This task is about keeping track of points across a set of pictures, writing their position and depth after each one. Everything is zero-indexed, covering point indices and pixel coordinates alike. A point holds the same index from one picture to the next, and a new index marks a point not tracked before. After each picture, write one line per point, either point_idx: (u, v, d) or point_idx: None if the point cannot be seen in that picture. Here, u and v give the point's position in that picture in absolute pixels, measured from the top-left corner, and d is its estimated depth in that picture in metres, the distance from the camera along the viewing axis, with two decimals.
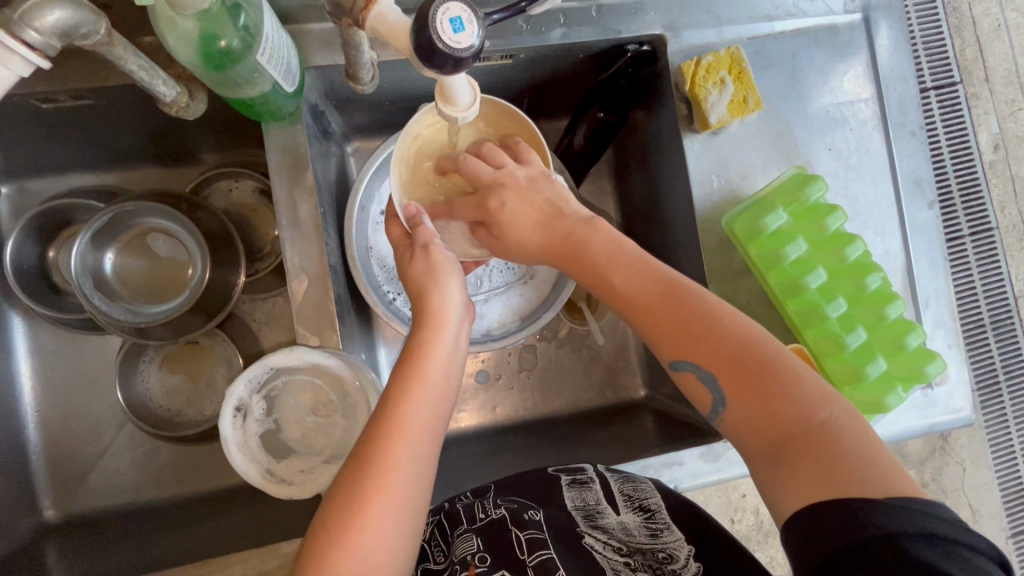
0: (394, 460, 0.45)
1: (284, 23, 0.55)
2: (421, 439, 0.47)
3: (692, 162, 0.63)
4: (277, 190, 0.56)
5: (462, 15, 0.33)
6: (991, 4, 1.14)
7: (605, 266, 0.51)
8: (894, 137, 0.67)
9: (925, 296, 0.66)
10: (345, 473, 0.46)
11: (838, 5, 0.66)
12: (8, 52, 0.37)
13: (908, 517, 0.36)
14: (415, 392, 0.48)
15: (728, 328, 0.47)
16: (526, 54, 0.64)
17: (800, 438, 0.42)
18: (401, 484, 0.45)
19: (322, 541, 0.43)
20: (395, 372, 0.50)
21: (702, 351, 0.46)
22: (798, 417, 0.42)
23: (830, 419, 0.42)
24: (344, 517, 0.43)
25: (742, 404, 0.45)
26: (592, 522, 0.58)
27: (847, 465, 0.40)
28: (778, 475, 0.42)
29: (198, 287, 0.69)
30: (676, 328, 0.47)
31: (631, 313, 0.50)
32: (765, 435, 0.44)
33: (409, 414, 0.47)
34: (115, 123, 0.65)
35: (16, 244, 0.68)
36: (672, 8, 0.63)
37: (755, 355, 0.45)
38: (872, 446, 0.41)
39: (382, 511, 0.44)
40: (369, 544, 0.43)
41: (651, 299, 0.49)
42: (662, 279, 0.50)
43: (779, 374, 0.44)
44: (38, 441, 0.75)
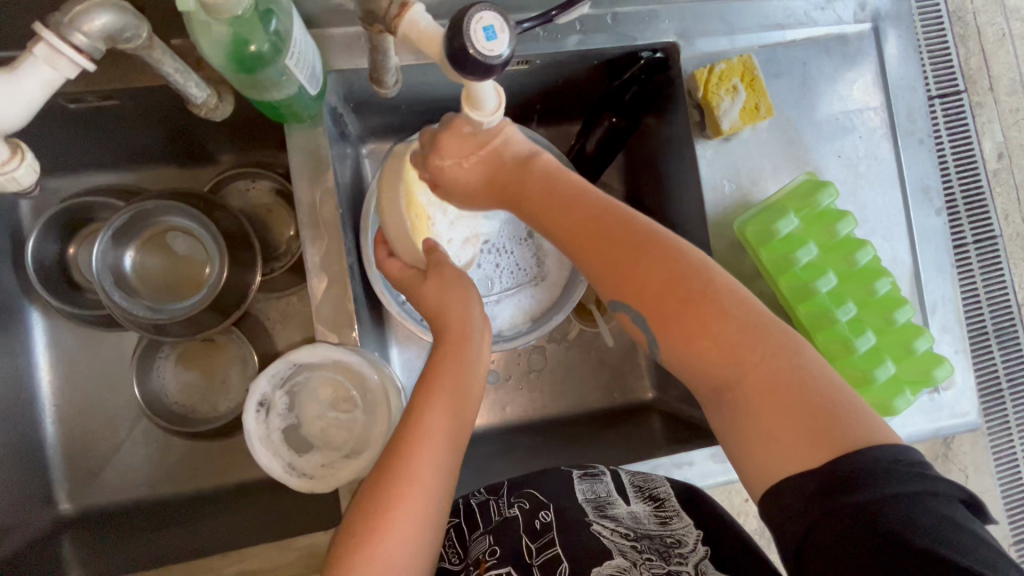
0: (418, 465, 0.47)
1: (309, 28, 0.57)
2: (444, 444, 0.49)
3: (704, 167, 0.64)
4: (299, 191, 0.57)
5: (495, 23, 0.34)
6: (996, 14, 1.15)
7: (542, 207, 0.52)
8: (903, 145, 0.68)
9: (932, 302, 0.67)
10: (372, 479, 0.47)
11: (848, 14, 0.67)
12: (58, 52, 0.39)
13: (889, 478, 0.38)
14: (437, 399, 0.50)
15: (660, 262, 0.47)
16: (543, 60, 0.65)
17: (738, 389, 0.44)
18: (425, 489, 0.46)
19: (350, 546, 0.44)
20: (419, 380, 0.52)
21: (632, 290, 0.47)
22: (735, 367, 0.44)
23: (763, 361, 0.44)
24: (372, 521, 0.44)
25: (678, 346, 0.46)
26: (602, 512, 0.58)
27: (786, 418, 0.42)
28: (731, 431, 0.45)
29: (215, 286, 0.69)
30: (609, 267, 0.48)
31: (568, 250, 0.51)
32: (707, 383, 0.46)
33: (432, 420, 0.49)
34: (138, 123, 0.66)
35: (38, 241, 0.69)
36: (686, 16, 0.65)
37: (687, 291, 0.46)
38: (819, 400, 0.42)
39: (407, 515, 0.45)
40: (395, 549, 0.44)
41: (584, 236, 0.49)
42: (595, 213, 0.49)
43: (712, 312, 0.45)
44: (54, 435, 0.76)
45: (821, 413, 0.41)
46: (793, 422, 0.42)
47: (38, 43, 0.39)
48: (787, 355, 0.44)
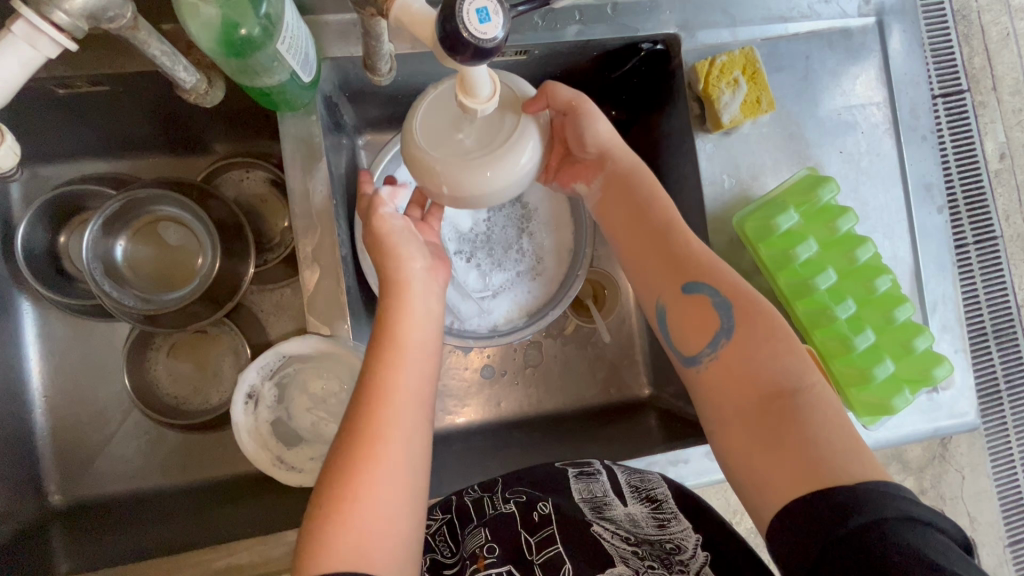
0: (382, 426, 0.47)
1: (302, 13, 0.56)
2: (407, 400, 0.49)
3: (704, 162, 0.64)
4: (291, 180, 0.56)
5: (488, 6, 0.33)
6: (1000, 13, 1.14)
7: (633, 216, 0.59)
8: (905, 142, 0.67)
9: (932, 300, 0.66)
10: (337, 445, 0.47)
11: (852, 8, 0.66)
12: (37, 31, 0.38)
13: (882, 502, 0.39)
14: (394, 357, 0.50)
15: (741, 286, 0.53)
16: (541, 50, 0.64)
17: (789, 399, 0.47)
18: (392, 451, 0.46)
19: (321, 515, 0.44)
20: (370, 343, 0.51)
21: (717, 282, 0.53)
22: (791, 381, 0.48)
23: (818, 385, 0.48)
24: (340, 487, 0.44)
25: (742, 345, 0.50)
26: (600, 513, 0.57)
27: (824, 434, 0.45)
28: (756, 451, 0.47)
29: (207, 277, 0.69)
30: (692, 264, 0.54)
31: (647, 250, 0.57)
32: (749, 393, 0.49)
33: (389, 377, 0.49)
34: (130, 110, 0.65)
35: (28, 228, 0.68)
36: (687, 7, 0.64)
37: (759, 309, 0.51)
38: (842, 425, 0.46)
39: (377, 477, 0.45)
40: (367, 515, 0.44)
41: (672, 239, 0.56)
42: (686, 229, 0.57)
43: (781, 334, 0.50)
44: (44, 426, 0.75)
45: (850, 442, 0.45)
46: (831, 438, 0.45)
47: (16, 21, 0.37)
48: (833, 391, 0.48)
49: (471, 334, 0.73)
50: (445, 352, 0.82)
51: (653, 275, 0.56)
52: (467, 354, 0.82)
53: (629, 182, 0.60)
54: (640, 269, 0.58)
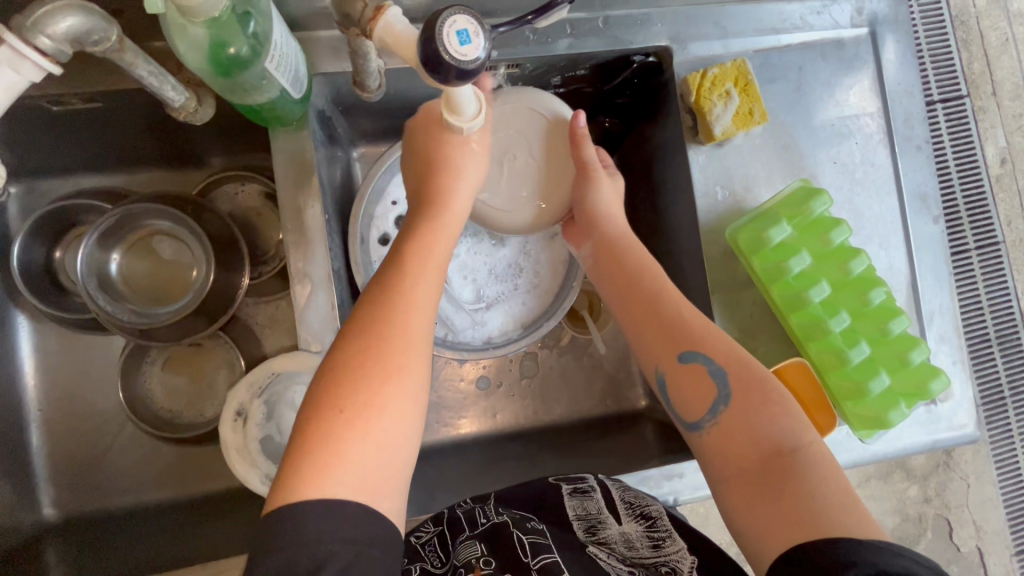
0: (408, 339, 0.48)
1: (292, 29, 0.56)
2: (428, 321, 0.50)
3: (697, 174, 0.63)
4: (282, 195, 0.57)
5: (469, 27, 0.33)
6: (999, 18, 1.14)
7: (627, 284, 0.61)
8: (900, 151, 0.66)
9: (930, 311, 0.65)
10: (355, 350, 0.46)
11: (845, 19, 0.66)
12: (19, 56, 0.38)
13: (878, 555, 0.40)
14: (424, 273, 0.51)
15: (732, 353, 0.54)
16: (533, 63, 0.64)
17: (788, 458, 0.48)
18: (417, 367, 0.47)
19: (338, 420, 0.43)
20: (398, 253, 0.52)
21: (711, 349, 0.54)
22: (788, 440, 0.49)
23: (815, 443, 0.48)
24: (362, 394, 0.44)
25: (740, 408, 0.51)
26: (594, 533, 0.57)
27: (821, 489, 0.45)
28: (757, 512, 0.47)
29: (201, 290, 0.70)
30: (687, 331, 0.55)
31: (644, 319, 0.58)
32: (749, 454, 0.49)
33: (419, 292, 0.50)
34: (123, 125, 0.66)
35: (24, 243, 0.68)
36: (679, 19, 0.64)
37: (754, 375, 0.52)
38: (839, 479, 0.46)
39: (397, 390, 0.45)
40: (388, 425, 0.44)
41: (666, 308, 0.57)
42: (676, 295, 0.58)
43: (773, 395, 0.51)
44: (39, 440, 0.75)
45: (847, 501, 0.45)
46: (829, 495, 0.45)
47: None
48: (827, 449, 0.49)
49: (465, 347, 0.74)
50: (439, 364, 0.81)
51: (654, 344, 0.57)
52: (462, 365, 0.82)
53: (617, 249, 0.63)
54: (638, 338, 0.59)
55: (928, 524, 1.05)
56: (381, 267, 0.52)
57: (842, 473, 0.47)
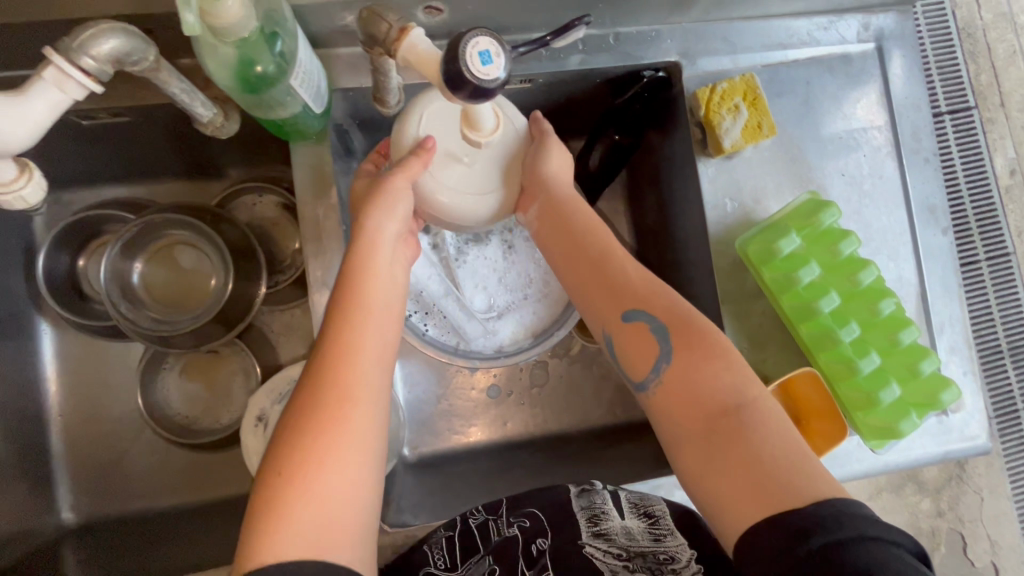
0: (347, 389, 0.47)
1: (315, 46, 0.58)
2: (372, 368, 0.49)
3: (706, 186, 0.64)
4: (303, 207, 0.58)
5: (491, 49, 0.34)
6: (1006, 30, 1.14)
7: (574, 245, 0.60)
8: (908, 164, 0.67)
9: (940, 322, 0.66)
10: (296, 409, 0.46)
11: (851, 35, 0.68)
12: (64, 76, 0.40)
13: (834, 526, 0.39)
14: (360, 318, 0.50)
15: (677, 312, 0.54)
16: (545, 79, 0.65)
17: (733, 416, 0.48)
18: (362, 414, 0.46)
19: (278, 483, 0.43)
20: (334, 302, 0.51)
21: (657, 308, 0.54)
22: (733, 398, 0.49)
23: (761, 398, 0.49)
24: (300, 454, 0.44)
25: (683, 365, 0.51)
26: (597, 524, 0.59)
27: (769, 448, 0.46)
28: (710, 477, 0.47)
29: (220, 298, 0.71)
30: (634, 291, 0.56)
31: (593, 281, 0.58)
32: (697, 413, 0.49)
33: (355, 338, 0.49)
34: (147, 137, 0.68)
35: (50, 253, 0.70)
36: (688, 35, 0.65)
37: (696, 328, 0.52)
38: (786, 434, 0.47)
39: (338, 443, 0.45)
40: (335, 480, 0.44)
41: (613, 268, 0.58)
42: (622, 253, 0.59)
43: (716, 350, 0.51)
44: (59, 444, 0.76)
45: (795, 464, 0.45)
46: (777, 453, 0.45)
47: (47, 67, 0.40)
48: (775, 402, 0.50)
49: (477, 355, 0.76)
50: (450, 372, 0.82)
51: (602, 304, 0.57)
52: (473, 374, 0.83)
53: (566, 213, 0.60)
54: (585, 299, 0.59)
55: (942, 538, 1.04)
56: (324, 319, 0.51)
57: (790, 428, 0.48)
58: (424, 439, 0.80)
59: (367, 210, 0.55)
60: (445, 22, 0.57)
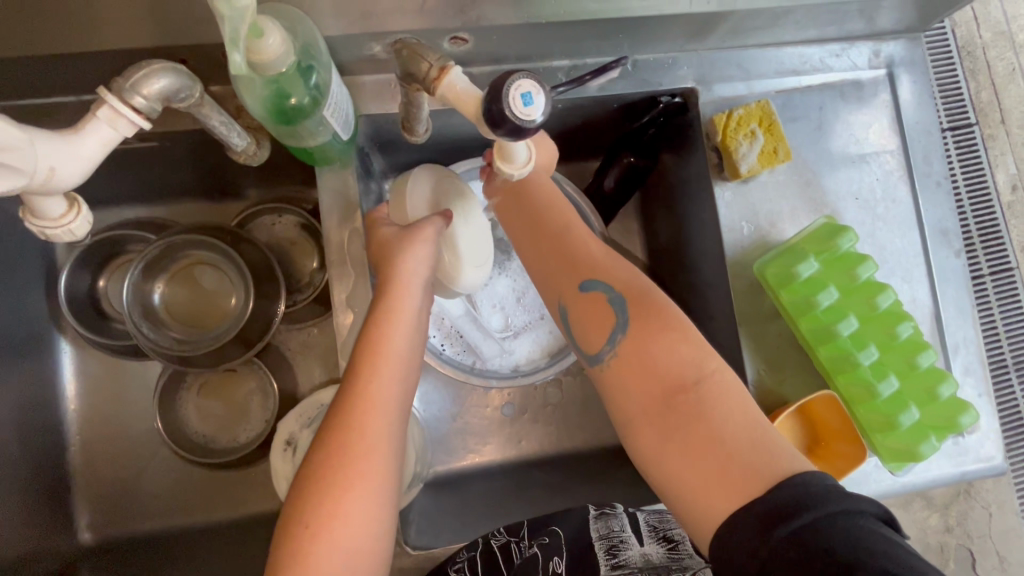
0: (368, 441, 0.47)
1: (341, 74, 0.59)
2: (392, 417, 0.49)
3: (723, 210, 0.65)
4: (328, 231, 0.59)
5: (532, 90, 0.36)
6: (1004, 49, 1.16)
7: (529, 219, 0.62)
8: (919, 188, 0.68)
9: (954, 343, 0.67)
10: (319, 458, 0.46)
11: (863, 61, 0.69)
12: (117, 114, 0.41)
13: (798, 502, 0.41)
14: (381, 366, 0.50)
15: (631, 284, 0.56)
16: (564, 104, 0.67)
17: (692, 392, 0.49)
18: (381, 465, 0.47)
19: (303, 535, 0.44)
20: (357, 348, 0.51)
21: (614, 282, 0.56)
22: (691, 373, 0.50)
23: (718, 371, 0.50)
24: (324, 506, 0.44)
25: (638, 339, 0.53)
26: (614, 547, 0.59)
27: (730, 425, 0.47)
28: (673, 456, 0.48)
29: (240, 318, 0.72)
30: (591, 267, 0.57)
31: (548, 256, 0.60)
32: (655, 385, 0.51)
33: (377, 388, 0.49)
34: (171, 160, 0.69)
35: (72, 273, 0.71)
36: (704, 62, 0.67)
37: (651, 301, 0.54)
38: (746, 410, 0.48)
39: (360, 494, 0.45)
40: (353, 532, 0.44)
41: (572, 244, 0.59)
42: (582, 232, 0.60)
43: (673, 325, 0.52)
44: (77, 464, 0.77)
45: (757, 442, 0.46)
46: (736, 429, 0.47)
47: (101, 105, 0.41)
48: (734, 376, 0.51)
49: (494, 374, 0.76)
50: (465, 390, 0.82)
51: (556, 279, 0.59)
52: (487, 393, 0.83)
53: (527, 193, 0.62)
54: (539, 272, 0.61)
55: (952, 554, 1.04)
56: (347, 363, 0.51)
57: (753, 406, 0.49)
58: (439, 458, 0.80)
59: (388, 258, 0.54)
60: (470, 51, 0.58)
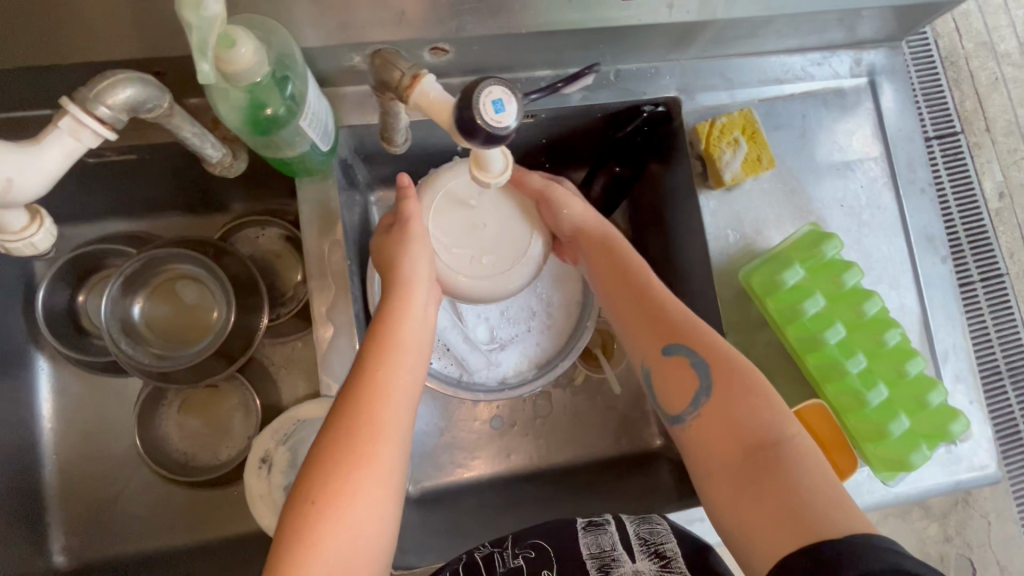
0: (378, 425, 0.47)
1: (322, 86, 0.59)
2: (404, 403, 0.49)
3: (708, 218, 0.65)
4: (308, 243, 0.59)
5: (503, 97, 0.36)
6: (987, 59, 1.16)
7: (616, 280, 0.61)
8: (904, 195, 0.68)
9: (943, 350, 0.66)
10: (327, 440, 0.46)
11: (845, 70, 0.70)
12: (80, 124, 0.41)
13: (867, 555, 0.41)
14: (394, 355, 0.51)
15: (707, 342, 0.55)
16: (547, 114, 0.66)
17: (771, 450, 0.48)
18: (392, 451, 0.47)
19: (309, 511, 0.43)
20: (371, 337, 0.52)
21: (696, 344, 0.55)
22: (772, 433, 0.49)
23: (800, 435, 0.49)
24: (332, 485, 0.44)
25: (722, 400, 0.52)
26: (607, 569, 0.58)
27: (805, 482, 0.46)
28: (741, 507, 0.48)
29: (222, 332, 0.70)
30: (670, 323, 0.57)
31: (635, 313, 0.59)
32: (734, 443, 0.50)
33: (390, 376, 0.49)
34: (152, 173, 0.68)
35: (49, 288, 0.70)
36: (686, 72, 0.67)
37: (738, 366, 0.53)
38: (825, 472, 0.47)
39: (366, 477, 0.45)
40: (358, 514, 0.44)
41: (649, 303, 0.59)
42: (662, 292, 0.59)
43: (755, 387, 0.52)
44: (53, 484, 0.75)
45: (830, 500, 0.45)
46: (811, 487, 0.46)
47: (63, 115, 0.41)
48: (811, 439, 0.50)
49: (480, 388, 0.75)
50: (453, 403, 0.81)
51: (641, 338, 0.58)
52: (476, 406, 0.82)
53: (610, 252, 0.63)
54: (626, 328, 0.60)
55: (950, 565, 1.02)
56: (362, 349, 0.52)
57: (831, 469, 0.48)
58: (426, 474, 0.78)
59: (395, 261, 0.57)
60: (451, 62, 0.58)
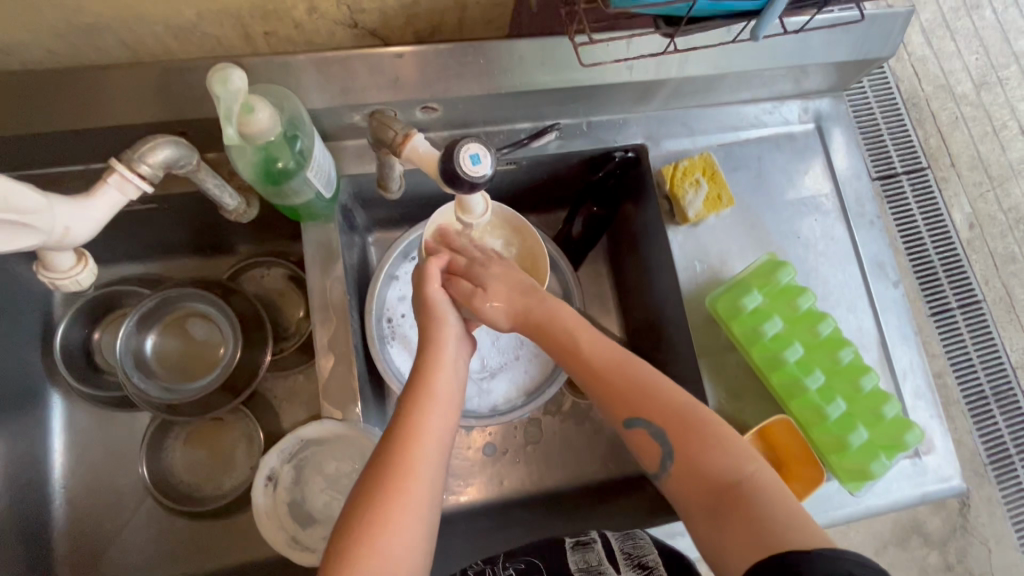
0: (413, 466, 0.50)
1: (325, 140, 0.66)
2: (436, 446, 0.52)
3: (676, 251, 0.72)
4: (312, 280, 0.64)
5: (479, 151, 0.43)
6: (947, 100, 1.24)
7: (548, 339, 0.62)
8: (855, 226, 0.75)
9: (902, 369, 0.71)
10: (365, 481, 0.49)
11: (794, 117, 0.78)
12: (126, 180, 0.48)
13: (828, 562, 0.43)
14: (427, 403, 0.54)
15: (658, 398, 0.57)
16: (528, 161, 0.74)
17: (735, 489, 0.51)
18: (425, 490, 0.49)
19: (349, 546, 0.46)
20: (407, 389, 0.56)
21: (648, 408, 0.57)
22: (733, 473, 0.52)
23: (757, 471, 0.52)
24: (370, 520, 0.47)
25: (684, 454, 0.55)
26: None
27: (768, 514, 0.49)
28: (718, 544, 0.50)
29: (228, 366, 0.75)
30: (624, 391, 0.58)
31: (586, 381, 0.60)
32: (704, 488, 0.53)
33: (425, 424, 0.53)
34: (167, 219, 0.75)
35: (66, 328, 0.75)
36: (652, 121, 0.75)
37: (692, 418, 0.55)
38: (786, 498, 0.50)
39: (401, 512, 0.48)
40: (397, 547, 0.46)
41: (592, 362, 0.60)
42: (605, 346, 0.61)
43: (708, 432, 0.54)
44: (61, 518, 0.77)
45: (791, 526, 0.47)
46: (774, 517, 0.48)
47: (112, 173, 0.48)
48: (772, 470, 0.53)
49: (473, 414, 0.78)
50: None
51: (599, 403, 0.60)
52: (470, 434, 0.85)
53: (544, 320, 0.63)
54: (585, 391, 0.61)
55: None
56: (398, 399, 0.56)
57: (792, 496, 0.51)
58: None
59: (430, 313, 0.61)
60: (439, 118, 0.66)
